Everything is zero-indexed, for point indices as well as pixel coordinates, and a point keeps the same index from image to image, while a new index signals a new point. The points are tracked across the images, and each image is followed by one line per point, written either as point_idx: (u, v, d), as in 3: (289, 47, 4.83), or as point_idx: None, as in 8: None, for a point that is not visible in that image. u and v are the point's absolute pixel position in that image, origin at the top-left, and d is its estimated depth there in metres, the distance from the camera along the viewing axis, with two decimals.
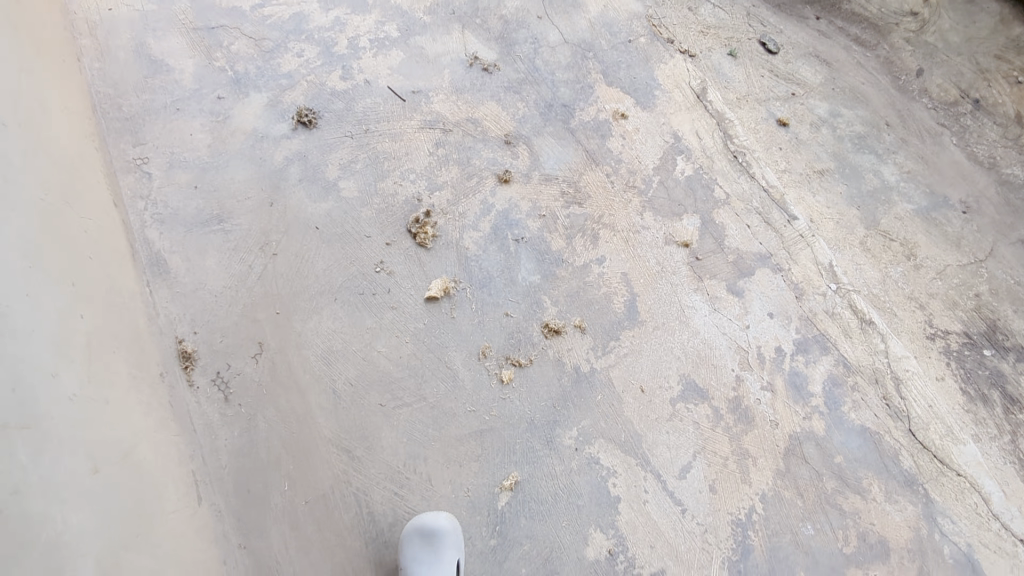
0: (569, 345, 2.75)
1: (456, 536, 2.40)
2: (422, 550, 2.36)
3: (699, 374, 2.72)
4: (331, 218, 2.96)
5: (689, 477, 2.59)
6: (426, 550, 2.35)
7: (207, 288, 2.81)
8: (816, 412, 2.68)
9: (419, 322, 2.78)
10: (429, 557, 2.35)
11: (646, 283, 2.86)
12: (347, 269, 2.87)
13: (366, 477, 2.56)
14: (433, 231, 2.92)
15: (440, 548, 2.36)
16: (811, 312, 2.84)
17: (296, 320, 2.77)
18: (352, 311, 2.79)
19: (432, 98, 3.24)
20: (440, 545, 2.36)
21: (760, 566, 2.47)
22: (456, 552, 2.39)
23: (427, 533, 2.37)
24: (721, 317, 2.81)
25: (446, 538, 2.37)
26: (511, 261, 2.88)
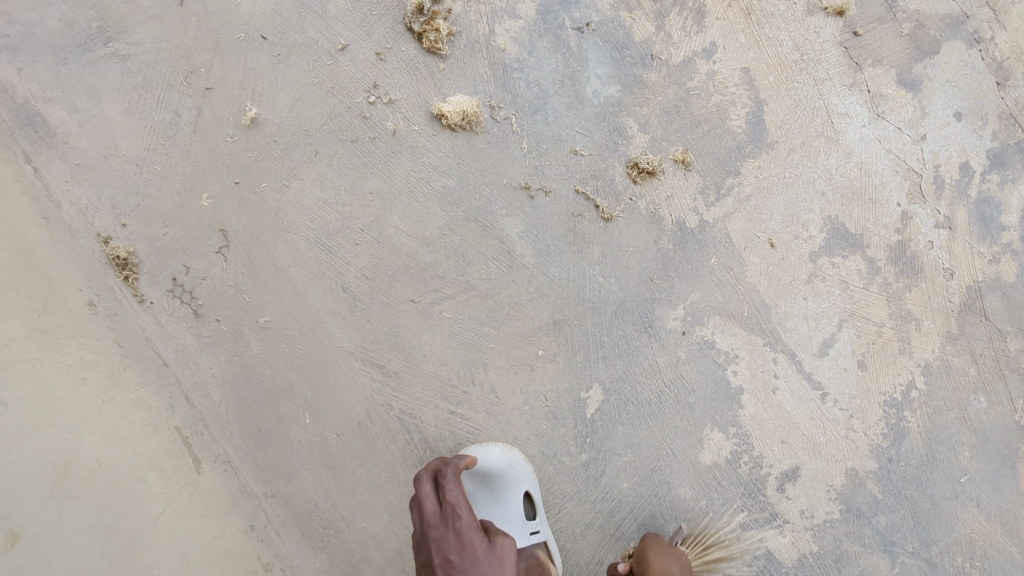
0: (670, 191, 1.92)
1: (518, 468, 1.86)
2: (479, 492, 1.83)
3: (850, 215, 1.95)
4: (285, 19, 1.88)
5: (832, 354, 1.97)
6: (483, 492, 1.83)
7: (123, 155, 1.87)
8: (1007, 252, 1.96)
9: (449, 177, 1.90)
10: (490, 501, 1.83)
11: (778, 82, 1.92)
12: (326, 102, 1.89)
13: (412, 397, 1.92)
14: (445, 25, 1.86)
15: (501, 488, 1.82)
16: (1016, 106, 1.94)
17: (268, 190, 1.89)
18: (347, 169, 1.89)
19: None
20: (499, 484, 1.83)
21: (916, 450, 1.99)
22: (524, 485, 1.86)
23: (479, 474, 1.84)
24: (884, 127, 1.94)
25: (505, 476, 1.83)
26: (574, 67, 1.90)
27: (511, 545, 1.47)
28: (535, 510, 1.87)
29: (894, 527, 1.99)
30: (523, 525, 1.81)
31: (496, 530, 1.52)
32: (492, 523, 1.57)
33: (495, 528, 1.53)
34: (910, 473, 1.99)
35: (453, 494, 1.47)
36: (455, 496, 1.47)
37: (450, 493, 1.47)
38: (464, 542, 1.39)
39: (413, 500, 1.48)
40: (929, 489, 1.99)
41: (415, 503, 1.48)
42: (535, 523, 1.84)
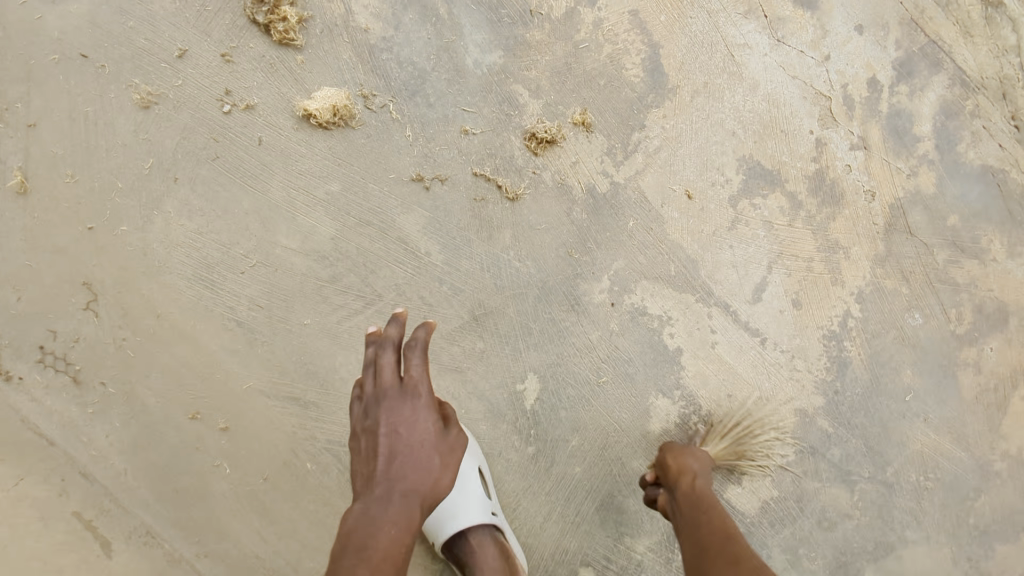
0: (574, 156, 1.78)
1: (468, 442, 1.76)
2: None
3: (764, 151, 1.84)
4: (107, 30, 1.63)
5: (766, 298, 1.90)
6: None
7: None
8: (924, 163, 1.90)
9: (331, 182, 1.70)
10: None
11: (670, 21, 1.77)
12: (174, 120, 1.65)
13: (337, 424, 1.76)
14: (295, 13, 1.63)
15: None
16: (914, 9, 1.85)
17: (128, 230, 1.67)
18: (213, 190, 1.68)
19: None
20: None
21: (860, 378, 1.96)
22: (476, 460, 1.77)
23: None
24: (786, 52, 1.81)
25: None
26: (447, 36, 1.70)
27: None
28: (490, 490, 1.78)
29: (847, 457, 1.99)
30: (483, 502, 1.71)
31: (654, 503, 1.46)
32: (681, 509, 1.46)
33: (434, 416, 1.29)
34: (857, 401, 1.97)
35: (415, 371, 1.30)
36: (418, 373, 1.30)
37: (412, 371, 1.30)
38: (411, 419, 1.24)
39: (368, 364, 1.30)
40: (877, 414, 1.98)
41: (369, 371, 1.30)
42: (492, 504, 1.75)
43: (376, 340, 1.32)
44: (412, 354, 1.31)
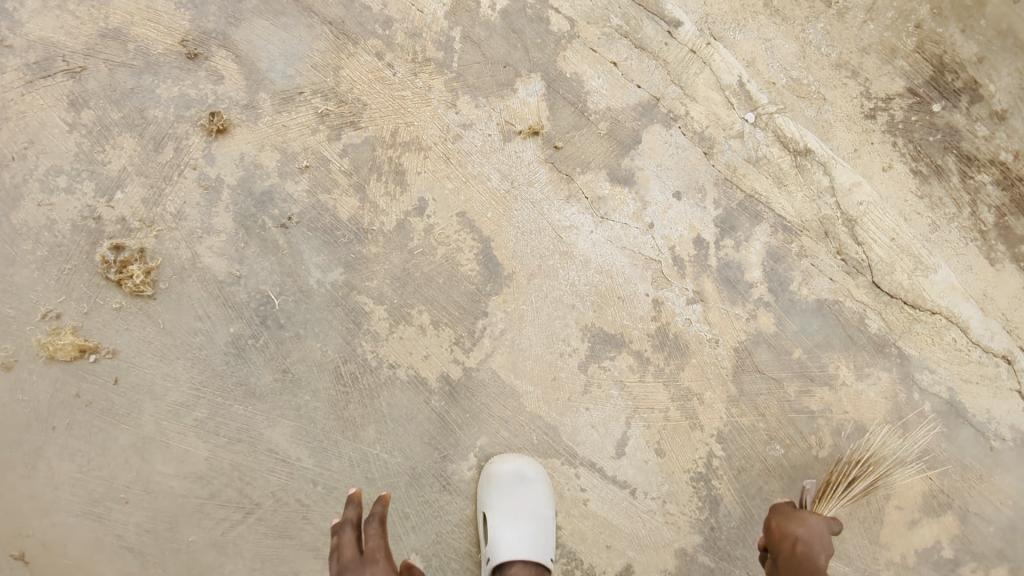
0: (425, 350, 1.90)
1: None
2: None
3: (605, 318, 1.96)
4: None
5: (629, 451, 1.99)
6: None
7: None
8: (761, 306, 2.01)
9: (199, 409, 1.84)
10: None
11: (497, 216, 1.91)
12: (45, 375, 1.79)
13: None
14: (141, 266, 1.78)
15: None
16: (728, 168, 1.97)
17: (15, 479, 1.81)
18: (90, 433, 1.82)
19: (18, 15, 1.75)
20: None
21: (734, 511, 2.03)
22: None
23: None
24: (613, 226, 1.95)
25: None
26: (290, 262, 1.84)
27: None
28: None
29: None
30: None
31: None
32: None
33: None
34: (735, 534, 2.03)
35: (374, 540, 1.60)
36: (375, 542, 1.60)
37: (370, 539, 1.60)
38: None
39: (333, 546, 1.60)
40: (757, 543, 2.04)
41: (332, 555, 1.59)
42: None
43: (337, 527, 1.63)
44: (371, 524, 1.63)
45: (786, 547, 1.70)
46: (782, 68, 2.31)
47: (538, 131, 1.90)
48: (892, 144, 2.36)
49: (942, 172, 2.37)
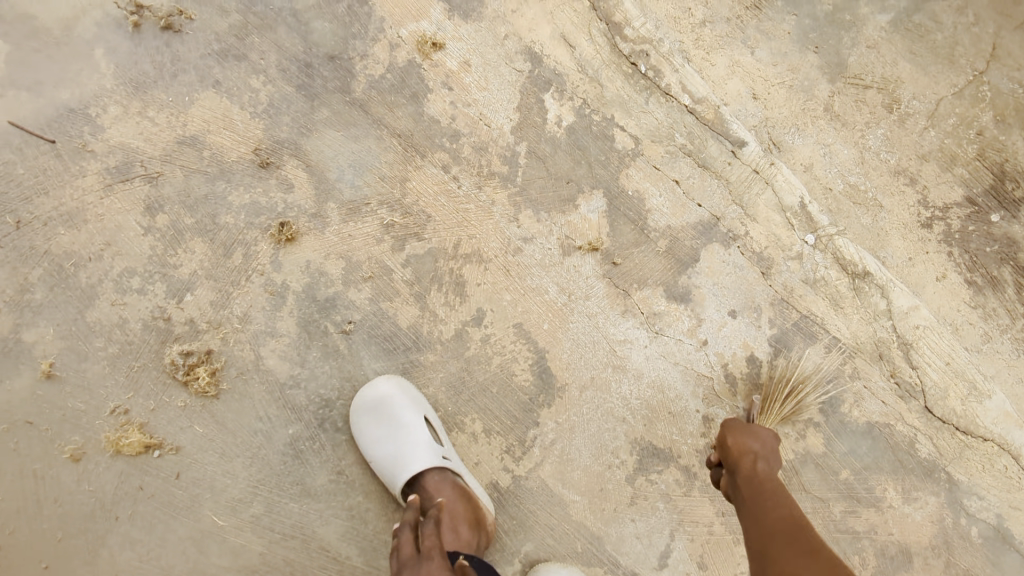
0: (475, 457, 1.93)
1: None
2: None
3: (654, 432, 1.97)
4: (46, 401, 1.83)
5: (672, 563, 1.98)
6: None
7: None
8: (810, 425, 2.01)
9: (255, 504, 1.89)
10: None
11: (553, 327, 1.93)
12: (112, 466, 1.86)
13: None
14: (208, 368, 1.84)
15: None
16: (785, 289, 1.97)
17: (78, 564, 1.86)
18: (152, 523, 1.88)
19: (99, 120, 1.79)
20: None
21: None
22: None
23: None
24: (667, 342, 1.95)
25: None
26: (349, 366, 1.88)
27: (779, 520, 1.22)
28: None
29: None
30: None
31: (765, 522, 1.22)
32: (747, 470, 1.39)
33: (736, 452, 1.45)
34: None
35: (431, 540, 1.47)
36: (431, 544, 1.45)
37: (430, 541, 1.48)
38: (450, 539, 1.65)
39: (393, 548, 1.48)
40: None
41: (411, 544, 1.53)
42: None
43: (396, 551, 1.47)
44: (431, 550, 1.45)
45: (745, 466, 1.41)
46: (840, 174, 2.30)
47: (598, 248, 1.91)
48: (947, 254, 2.33)
49: (998, 284, 2.33)
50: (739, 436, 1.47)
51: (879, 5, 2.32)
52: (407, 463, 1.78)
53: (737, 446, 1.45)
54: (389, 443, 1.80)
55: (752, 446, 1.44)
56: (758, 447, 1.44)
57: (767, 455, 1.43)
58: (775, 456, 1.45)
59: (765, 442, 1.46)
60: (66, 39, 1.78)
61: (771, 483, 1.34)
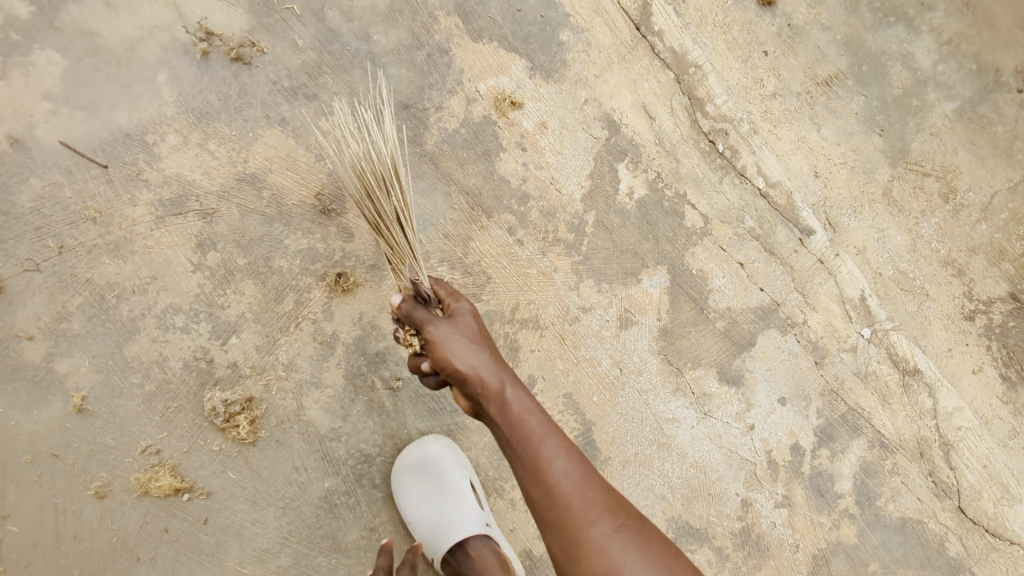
0: (511, 524, 1.89)
1: None
2: None
3: (692, 512, 1.94)
4: (76, 434, 1.76)
5: None
6: None
7: None
8: (846, 516, 1.99)
9: (283, 555, 1.84)
10: None
11: (603, 400, 1.89)
12: (138, 506, 1.79)
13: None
14: (249, 415, 1.77)
15: None
16: (836, 380, 1.96)
17: None
18: (173, 566, 1.81)
19: (156, 149, 1.71)
20: None
21: None
22: None
23: None
24: (714, 423, 1.93)
25: None
26: (392, 423, 1.83)
27: (566, 476, 1.11)
28: None
29: None
30: None
31: (542, 469, 1.11)
32: (491, 379, 1.21)
33: (477, 381, 1.21)
34: None
35: None
36: None
37: None
38: None
39: None
40: None
41: None
42: None
43: None
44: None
45: (491, 389, 1.20)
46: (891, 259, 2.27)
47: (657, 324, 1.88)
48: (986, 348, 2.30)
49: None
50: (452, 349, 1.24)
51: (947, 92, 2.27)
52: (454, 527, 1.75)
53: (475, 371, 1.21)
54: (434, 505, 1.78)
55: (465, 360, 1.23)
56: (482, 362, 1.23)
57: (499, 364, 1.24)
58: (483, 343, 1.27)
59: (469, 357, 1.23)
60: (128, 61, 1.68)
61: (534, 460, 1.13)
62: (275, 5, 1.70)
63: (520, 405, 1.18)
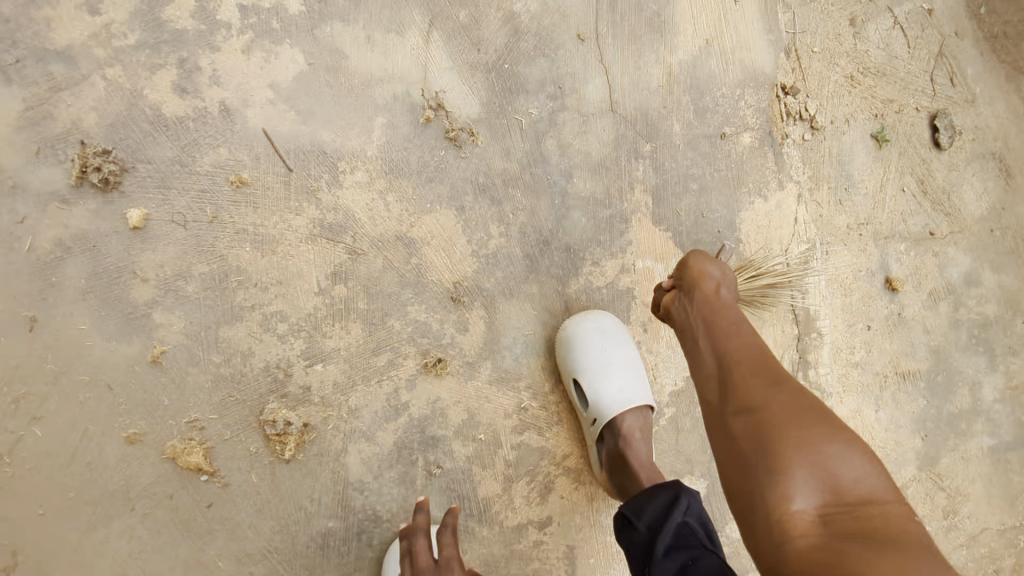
0: None
1: None
2: None
3: None
4: (137, 379, 1.81)
5: None
6: None
7: None
8: None
9: (259, 566, 1.90)
10: None
11: (597, 564, 2.00)
12: (158, 464, 1.85)
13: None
14: (298, 437, 1.85)
15: None
16: None
17: (72, 527, 1.84)
18: (159, 530, 1.87)
19: (342, 177, 1.78)
20: None
21: None
22: None
23: None
24: None
25: None
26: (414, 500, 1.92)
27: (739, 351, 1.17)
28: None
29: None
30: None
31: (722, 358, 1.18)
32: (704, 287, 1.35)
33: (692, 277, 1.39)
34: None
35: (449, 549, 1.68)
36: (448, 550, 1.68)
37: (445, 550, 1.68)
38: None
39: (407, 552, 1.70)
40: None
41: (406, 559, 1.70)
42: None
43: (409, 533, 1.73)
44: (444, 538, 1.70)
45: (697, 291, 1.35)
46: None
47: None
48: None
49: None
50: (702, 260, 1.42)
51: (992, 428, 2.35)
52: None
53: (699, 271, 1.38)
54: None
55: (711, 270, 1.39)
56: (716, 273, 1.39)
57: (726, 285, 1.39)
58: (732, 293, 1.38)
59: (708, 267, 1.41)
60: (359, 92, 1.77)
61: (738, 352, 1.17)
62: (508, 110, 1.80)
63: (728, 308, 1.30)
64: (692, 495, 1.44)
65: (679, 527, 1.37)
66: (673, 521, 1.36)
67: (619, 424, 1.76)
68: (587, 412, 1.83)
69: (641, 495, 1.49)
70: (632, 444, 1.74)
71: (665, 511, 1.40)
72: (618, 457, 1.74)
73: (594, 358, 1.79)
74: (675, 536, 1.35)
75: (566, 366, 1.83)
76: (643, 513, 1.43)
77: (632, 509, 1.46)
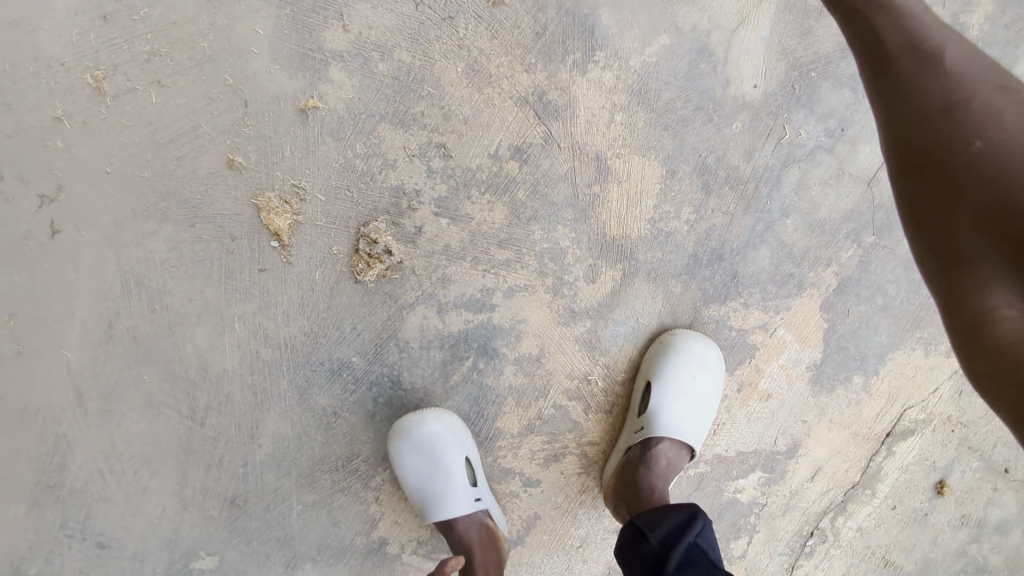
0: (399, 520, 1.91)
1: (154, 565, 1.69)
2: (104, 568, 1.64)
3: None
4: (277, 114, 1.67)
5: None
6: None
7: (52, 51, 1.65)
8: None
9: (268, 351, 1.80)
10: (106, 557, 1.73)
11: (545, 543, 1.93)
12: (241, 202, 1.71)
13: (67, 459, 1.81)
14: (383, 267, 1.73)
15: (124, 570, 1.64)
16: None
17: (127, 204, 1.72)
18: (202, 260, 1.75)
19: (591, 66, 1.66)
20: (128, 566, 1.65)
21: None
22: None
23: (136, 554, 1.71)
24: None
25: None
26: (438, 391, 1.83)
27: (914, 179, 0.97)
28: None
29: None
30: None
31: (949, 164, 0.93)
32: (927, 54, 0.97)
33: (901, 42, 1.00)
34: None
35: None
36: None
37: None
38: None
39: None
40: None
41: None
42: None
43: None
44: None
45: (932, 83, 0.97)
46: None
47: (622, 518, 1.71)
48: None
49: None
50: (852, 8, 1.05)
51: None
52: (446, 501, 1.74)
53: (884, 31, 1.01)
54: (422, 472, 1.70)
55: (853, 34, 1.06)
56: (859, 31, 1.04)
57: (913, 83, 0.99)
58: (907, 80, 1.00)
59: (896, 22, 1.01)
60: (667, 1, 1.64)
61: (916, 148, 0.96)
62: (782, 114, 1.68)
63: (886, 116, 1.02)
64: (707, 521, 1.45)
65: (690, 546, 1.39)
66: (685, 538, 1.39)
67: (656, 447, 1.69)
68: (636, 420, 1.77)
69: (655, 512, 1.51)
70: (656, 471, 1.67)
71: (679, 528, 1.42)
72: (637, 473, 1.67)
73: (677, 376, 1.72)
74: (686, 553, 1.37)
75: (646, 371, 1.77)
76: (657, 526, 1.45)
77: (645, 522, 1.48)
